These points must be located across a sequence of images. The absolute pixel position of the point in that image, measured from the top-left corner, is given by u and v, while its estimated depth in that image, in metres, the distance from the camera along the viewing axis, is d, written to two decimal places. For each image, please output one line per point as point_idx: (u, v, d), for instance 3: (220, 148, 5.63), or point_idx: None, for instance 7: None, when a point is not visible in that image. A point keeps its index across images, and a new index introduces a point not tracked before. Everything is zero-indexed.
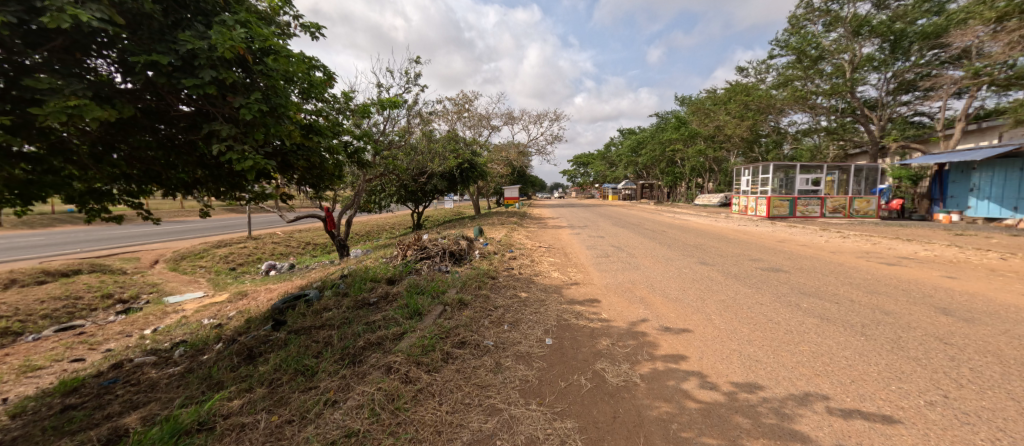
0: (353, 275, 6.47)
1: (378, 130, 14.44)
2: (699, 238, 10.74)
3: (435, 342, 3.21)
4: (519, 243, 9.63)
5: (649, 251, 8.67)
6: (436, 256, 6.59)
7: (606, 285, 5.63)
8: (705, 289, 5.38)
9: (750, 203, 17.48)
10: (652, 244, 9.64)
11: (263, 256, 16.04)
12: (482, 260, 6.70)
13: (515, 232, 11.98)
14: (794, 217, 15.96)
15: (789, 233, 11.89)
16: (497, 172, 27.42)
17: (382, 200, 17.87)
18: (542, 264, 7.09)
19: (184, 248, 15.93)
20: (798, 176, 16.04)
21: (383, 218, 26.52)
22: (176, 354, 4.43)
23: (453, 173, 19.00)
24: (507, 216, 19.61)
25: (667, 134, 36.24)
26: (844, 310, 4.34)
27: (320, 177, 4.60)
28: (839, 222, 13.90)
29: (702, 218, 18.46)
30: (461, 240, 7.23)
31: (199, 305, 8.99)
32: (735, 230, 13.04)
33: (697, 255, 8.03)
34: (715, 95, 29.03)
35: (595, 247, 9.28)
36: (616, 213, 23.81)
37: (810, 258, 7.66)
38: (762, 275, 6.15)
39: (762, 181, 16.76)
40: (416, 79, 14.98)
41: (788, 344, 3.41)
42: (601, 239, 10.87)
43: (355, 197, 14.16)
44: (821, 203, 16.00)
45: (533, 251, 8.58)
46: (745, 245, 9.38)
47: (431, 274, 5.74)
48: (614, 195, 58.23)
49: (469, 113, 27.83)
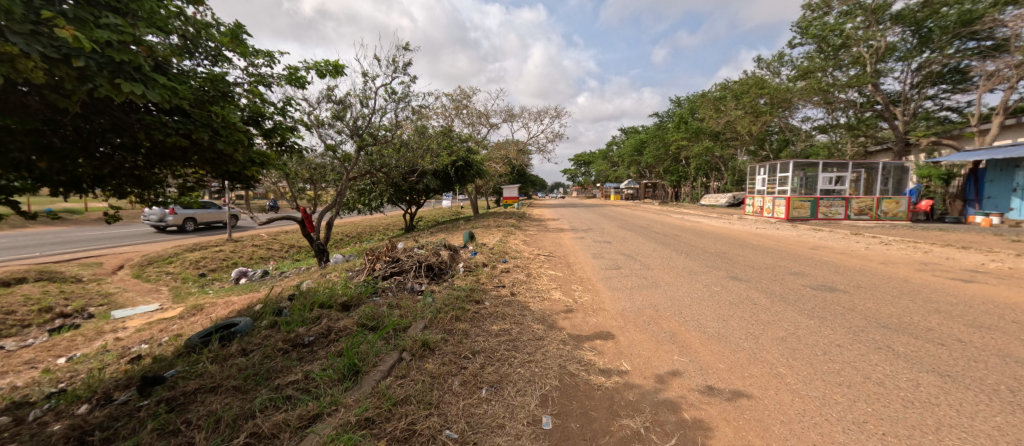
0: (306, 292, 5.23)
1: (364, 124, 13.20)
2: (719, 244, 9.50)
3: (351, 436, 1.98)
4: (514, 250, 8.42)
5: (667, 260, 7.44)
6: (409, 271, 5.35)
7: (620, 310, 4.42)
8: (751, 317, 4.16)
9: (766, 205, 16.22)
10: (667, 252, 8.41)
11: (241, 262, 14.82)
12: (466, 276, 5.45)
13: (511, 236, 10.78)
14: (816, 219, 14.66)
15: (818, 238, 10.63)
16: (496, 171, 26.20)
17: (372, 200, 16.66)
18: (541, 278, 5.89)
19: (154, 252, 14.68)
20: (821, 174, 14.74)
21: (377, 218, 25.30)
22: (33, 417, 3.21)
23: (448, 171, 17.78)
24: (505, 217, 18.39)
25: (672, 132, 35.00)
26: (966, 360, 3.09)
27: (225, 159, 3.36)
28: (868, 225, 12.65)
29: (715, 220, 17.19)
30: (441, 251, 5.98)
31: (144, 323, 7.76)
32: (755, 234, 11.79)
33: (723, 266, 6.81)
34: (724, 90, 27.76)
35: (603, 256, 8.07)
36: (620, 214, 22.58)
37: (860, 271, 6.41)
38: (816, 297, 4.89)
39: (780, 180, 15.49)
40: (406, 68, 13.74)
41: (924, 434, 2.16)
42: (608, 245, 9.66)
43: (338, 196, 12.98)
44: (845, 204, 14.70)
45: (530, 260, 7.37)
46: (775, 253, 8.14)
47: (398, 297, 4.54)
48: (616, 194, 56.80)
49: (467, 109, 26.65)
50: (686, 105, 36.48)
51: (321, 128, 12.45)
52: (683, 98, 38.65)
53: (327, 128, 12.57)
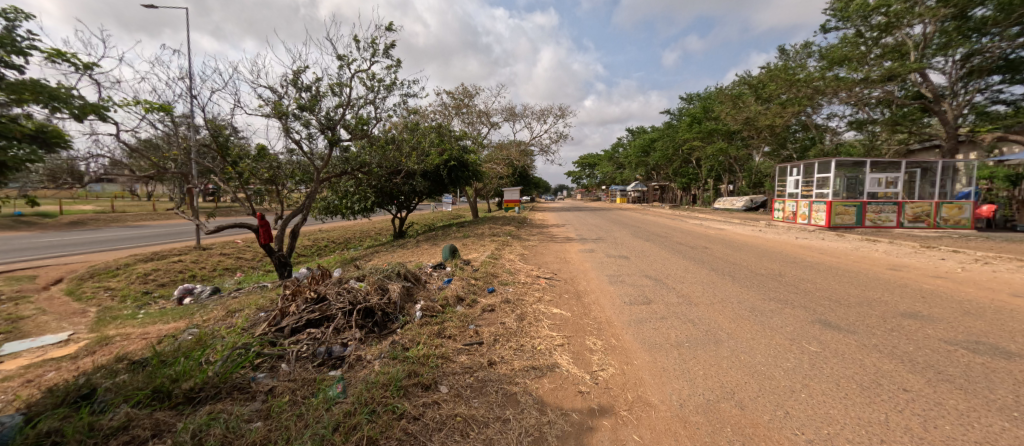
0: (172, 349, 3.37)
1: (339, 116, 11.27)
2: (767, 262, 7.50)
3: None
4: (507, 271, 6.49)
5: (711, 290, 5.49)
6: (335, 317, 3.47)
7: (677, 406, 2.50)
8: (928, 433, 2.23)
9: (800, 210, 14.18)
10: (705, 275, 6.45)
11: (199, 274, 12.95)
12: (424, 326, 3.57)
13: (507, 249, 8.85)
14: (863, 227, 12.61)
15: (884, 253, 8.63)
16: (496, 173, 24.28)
17: (354, 205, 14.78)
18: (540, 324, 3.98)
19: (102, 262, 12.85)
20: (868, 175, 12.67)
21: (366, 224, 23.44)
22: None
23: (439, 173, 15.65)
24: (504, 223, 16.49)
25: (682, 131, 32.97)
26: None
27: None
28: (933, 236, 10.64)
29: (741, 228, 15.16)
30: (393, 281, 4.09)
31: (20, 367, 5.89)
32: (801, 246, 9.79)
33: (796, 302, 4.85)
34: (742, 85, 25.68)
35: (624, 280, 6.14)
36: (630, 220, 20.54)
37: (1003, 311, 4.44)
38: (1001, 374, 2.93)
39: (819, 181, 13.45)
40: (387, 52, 11.84)
41: None
42: (627, 262, 7.73)
43: (307, 200, 11.15)
44: (897, 209, 12.61)
45: (526, 288, 5.45)
46: (850, 277, 6.19)
47: (295, 377, 2.67)
48: (622, 198, 54.62)
49: (467, 107, 24.86)
50: (700, 104, 34.37)
51: (287, 121, 10.69)
52: (696, 96, 36.57)
53: (291, 120, 10.74)
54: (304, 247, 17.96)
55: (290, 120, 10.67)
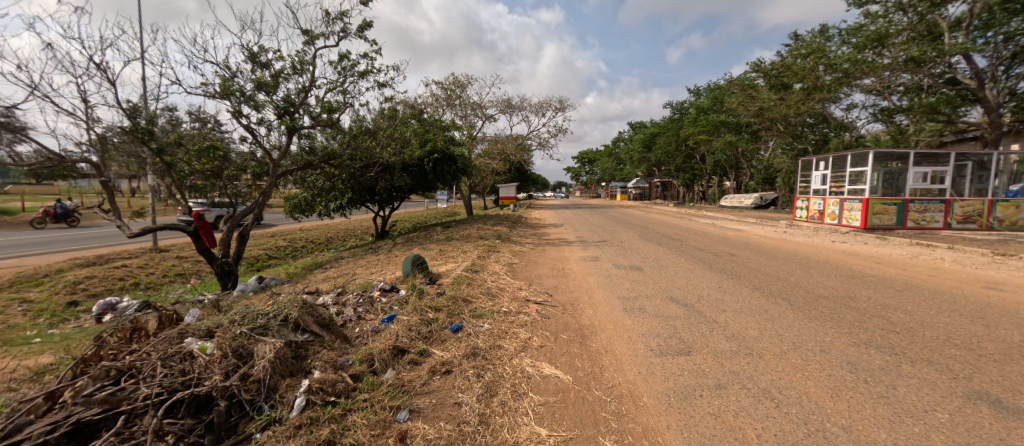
0: None
1: (301, 100, 9.32)
2: (821, 278, 5.87)
3: None
4: (484, 292, 4.85)
5: (773, 325, 3.86)
6: (126, 420, 1.86)
7: None
8: None
9: (828, 209, 12.60)
10: (750, 299, 4.82)
11: (144, 282, 11.27)
12: (303, 430, 1.94)
13: (493, 259, 7.21)
14: (905, 229, 10.98)
15: (955, 263, 7.01)
16: (489, 168, 22.64)
17: (328, 203, 13.31)
18: (519, 408, 2.37)
19: (31, 267, 11.13)
20: (911, 169, 11.04)
21: (351, 223, 21.82)
22: None
23: (423, 167, 13.90)
24: (496, 223, 14.87)
25: (687, 125, 31.38)
26: None
27: None
28: (999, 241, 9.01)
29: (762, 228, 13.53)
30: (270, 335, 2.46)
31: None
32: (844, 253, 8.18)
33: (910, 352, 3.23)
34: (753, 75, 24.09)
35: (645, 306, 4.49)
36: (634, 219, 18.85)
37: None
38: None
39: (851, 176, 11.82)
40: (359, 28, 10.06)
41: None
42: (643, 275, 6.09)
43: (262, 197, 9.49)
44: (944, 209, 11.00)
45: (506, 324, 3.82)
46: (951, 303, 4.54)
47: None
48: (622, 195, 53.15)
49: (460, 99, 23.22)
50: (706, 97, 32.76)
51: (237, 103, 8.53)
52: (702, 89, 34.92)
53: (240, 102, 8.57)
54: (277, 248, 16.29)
55: (241, 102, 8.53)
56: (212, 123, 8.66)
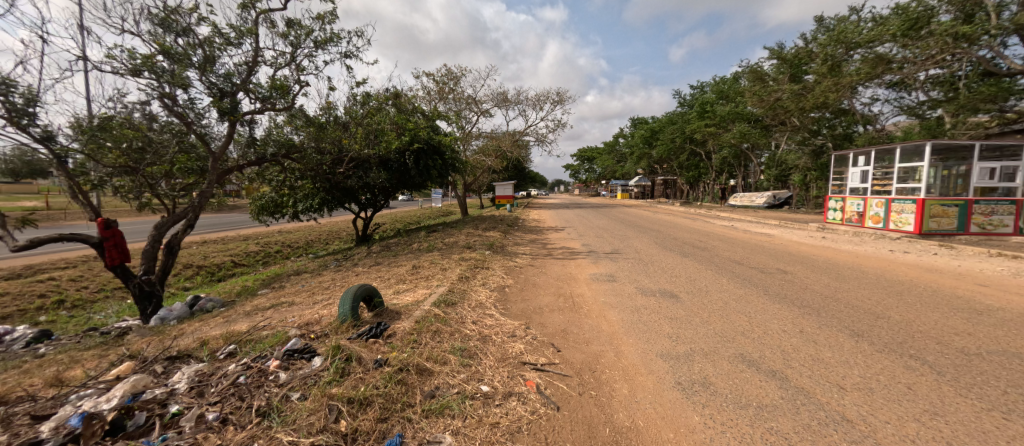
0: None
1: (243, 78, 7.63)
2: (934, 313, 4.20)
3: None
4: (457, 350, 3.17)
5: (949, 433, 2.19)
6: None
7: None
8: None
9: (870, 211, 10.96)
10: (866, 359, 3.14)
11: (71, 299, 9.48)
12: None
13: (480, 281, 5.50)
14: (969, 235, 9.35)
15: None
16: (483, 165, 20.91)
17: (298, 203, 11.78)
18: None
19: None
20: (976, 165, 9.37)
21: (333, 226, 20.12)
22: None
23: (405, 163, 12.18)
24: (489, 225, 13.20)
25: (693, 120, 29.72)
26: None
27: None
28: None
29: (793, 232, 11.86)
30: None
31: None
32: (922, 268, 6.53)
33: None
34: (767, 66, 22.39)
35: (708, 378, 2.80)
36: (641, 221, 17.22)
37: None
38: None
39: (900, 173, 10.16)
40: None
41: None
42: (679, 308, 4.42)
43: (199, 198, 7.78)
44: (1015, 211, 9.36)
45: (482, 437, 2.14)
46: None
47: None
48: (624, 193, 51.66)
49: (453, 92, 21.50)
50: (713, 91, 31.13)
51: (156, 81, 6.89)
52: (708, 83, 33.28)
53: (162, 80, 6.89)
54: (245, 254, 14.47)
55: (161, 80, 6.89)
56: (126, 108, 6.93)
